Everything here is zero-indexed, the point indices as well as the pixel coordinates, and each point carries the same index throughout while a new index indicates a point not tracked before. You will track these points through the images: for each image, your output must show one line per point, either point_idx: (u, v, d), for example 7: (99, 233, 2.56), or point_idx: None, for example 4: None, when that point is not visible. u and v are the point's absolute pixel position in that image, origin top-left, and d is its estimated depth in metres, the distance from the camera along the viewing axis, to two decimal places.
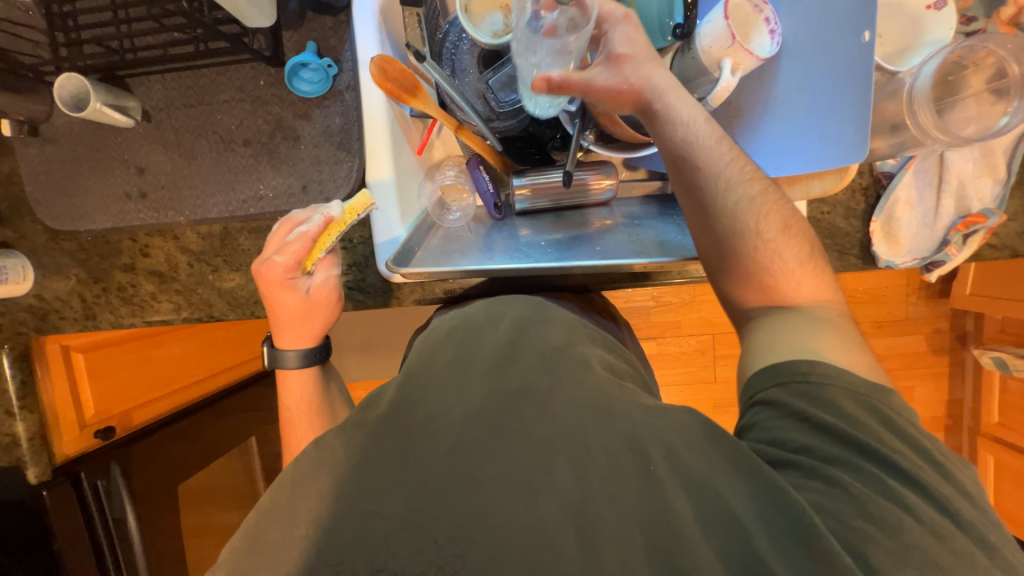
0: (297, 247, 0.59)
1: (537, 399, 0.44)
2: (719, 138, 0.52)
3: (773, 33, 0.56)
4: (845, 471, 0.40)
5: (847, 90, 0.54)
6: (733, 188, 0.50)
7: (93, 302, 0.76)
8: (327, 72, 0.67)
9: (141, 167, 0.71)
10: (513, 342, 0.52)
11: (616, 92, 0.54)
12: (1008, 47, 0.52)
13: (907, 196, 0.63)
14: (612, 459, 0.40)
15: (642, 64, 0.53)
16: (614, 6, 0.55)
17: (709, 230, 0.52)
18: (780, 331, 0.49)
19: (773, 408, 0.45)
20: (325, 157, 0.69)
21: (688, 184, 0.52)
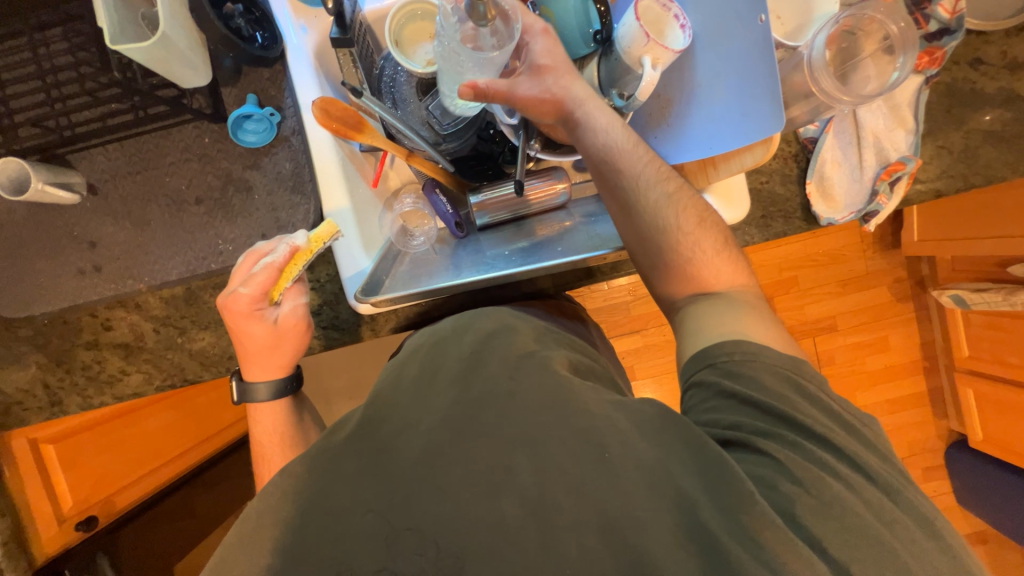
0: (263, 277, 0.59)
1: (504, 405, 0.46)
2: (636, 143, 0.55)
3: (684, 27, 0.60)
4: (771, 442, 0.43)
5: (759, 71, 0.58)
6: (652, 186, 0.53)
7: (57, 387, 0.73)
8: (270, 120, 0.68)
9: (92, 242, 0.70)
10: (479, 351, 0.53)
11: (538, 100, 0.56)
12: (882, 11, 0.57)
13: (832, 156, 0.68)
14: (572, 457, 0.42)
15: (560, 76, 0.56)
16: (535, 18, 0.57)
17: (633, 224, 0.54)
18: (709, 313, 0.51)
19: (704, 390, 0.48)
20: (280, 203, 0.70)
21: (612, 185, 0.55)
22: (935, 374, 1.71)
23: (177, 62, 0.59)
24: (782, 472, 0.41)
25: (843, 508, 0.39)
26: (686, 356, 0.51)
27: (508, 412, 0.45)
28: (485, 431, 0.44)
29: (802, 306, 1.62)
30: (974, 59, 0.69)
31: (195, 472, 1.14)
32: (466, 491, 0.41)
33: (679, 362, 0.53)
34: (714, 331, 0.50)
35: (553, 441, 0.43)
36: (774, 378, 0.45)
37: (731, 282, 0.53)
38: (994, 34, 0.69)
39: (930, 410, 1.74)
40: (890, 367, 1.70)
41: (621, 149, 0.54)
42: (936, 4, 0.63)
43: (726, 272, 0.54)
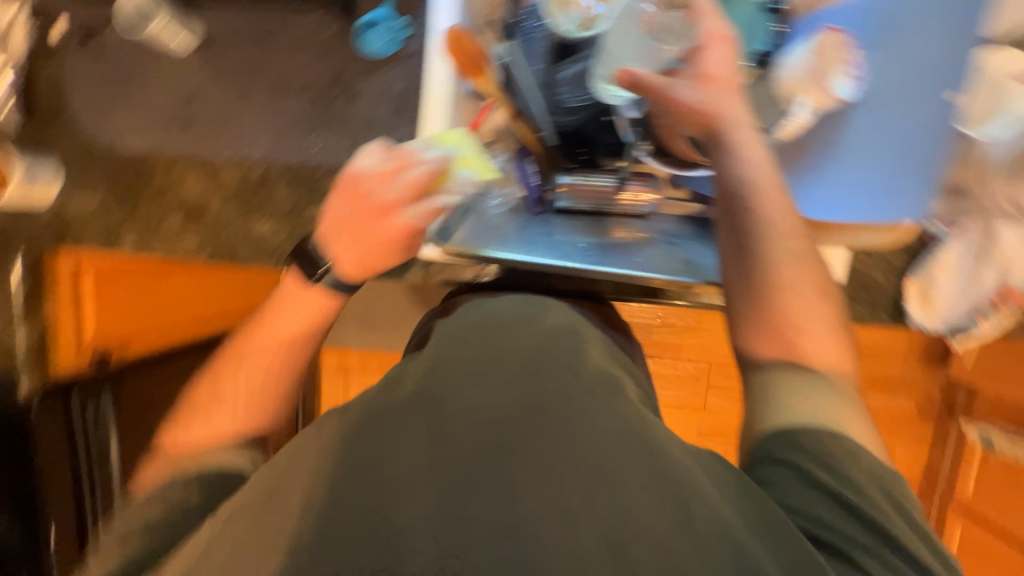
0: (422, 178, 0.55)
1: (570, 412, 0.44)
2: (779, 186, 0.52)
3: (854, 78, 0.55)
4: (864, 556, 0.39)
5: (920, 149, 0.55)
6: (782, 237, 0.50)
7: (116, 224, 0.75)
8: (398, 35, 0.66)
9: (189, 97, 0.70)
10: (546, 344, 0.50)
11: (691, 108, 0.53)
12: None
13: (950, 262, 0.63)
14: (641, 495, 0.39)
15: (721, 94, 0.53)
16: (722, 25, 0.54)
17: (748, 271, 0.50)
18: (813, 392, 0.46)
19: (792, 474, 0.43)
20: (379, 120, 0.68)
21: (738, 220, 0.50)
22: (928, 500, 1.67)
23: None
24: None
25: None
26: (763, 423, 0.46)
27: (569, 417, 0.43)
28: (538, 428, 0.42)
29: None
30: None
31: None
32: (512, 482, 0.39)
33: (757, 429, 0.47)
34: (808, 409, 0.45)
35: (617, 460, 0.41)
36: (867, 478, 0.42)
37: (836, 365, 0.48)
38: None
39: None
40: None
41: (761, 189, 0.51)
42: None
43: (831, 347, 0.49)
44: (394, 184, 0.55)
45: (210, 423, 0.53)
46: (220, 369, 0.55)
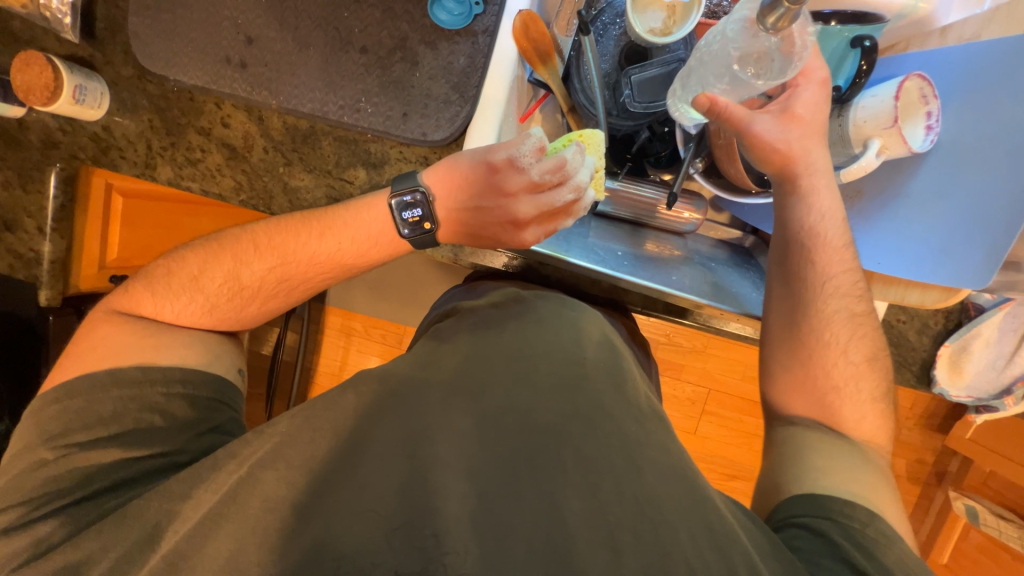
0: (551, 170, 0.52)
1: (604, 436, 0.39)
2: (843, 243, 0.52)
3: (930, 130, 0.54)
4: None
5: (1000, 215, 0.49)
6: (835, 293, 0.50)
7: (157, 152, 0.75)
8: (471, 9, 0.65)
9: (250, 37, 0.69)
10: (589, 358, 0.46)
11: (772, 147, 0.52)
12: None
13: (987, 334, 0.62)
14: (668, 547, 0.34)
15: (809, 133, 0.52)
16: (822, 64, 0.52)
17: (795, 315, 0.51)
18: (839, 458, 0.45)
19: (823, 544, 0.40)
20: (435, 93, 0.67)
21: (791, 268, 0.52)
22: None
23: None
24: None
25: None
26: (788, 484, 0.45)
27: (605, 441, 0.39)
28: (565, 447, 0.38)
29: None
30: None
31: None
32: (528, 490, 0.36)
33: (788, 494, 0.45)
34: (844, 481, 0.43)
35: (643, 494, 0.37)
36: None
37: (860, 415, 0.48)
38: None
39: None
40: None
41: (823, 242, 0.51)
42: None
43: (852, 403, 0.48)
44: (533, 205, 0.54)
45: (197, 299, 0.52)
46: (203, 265, 0.53)
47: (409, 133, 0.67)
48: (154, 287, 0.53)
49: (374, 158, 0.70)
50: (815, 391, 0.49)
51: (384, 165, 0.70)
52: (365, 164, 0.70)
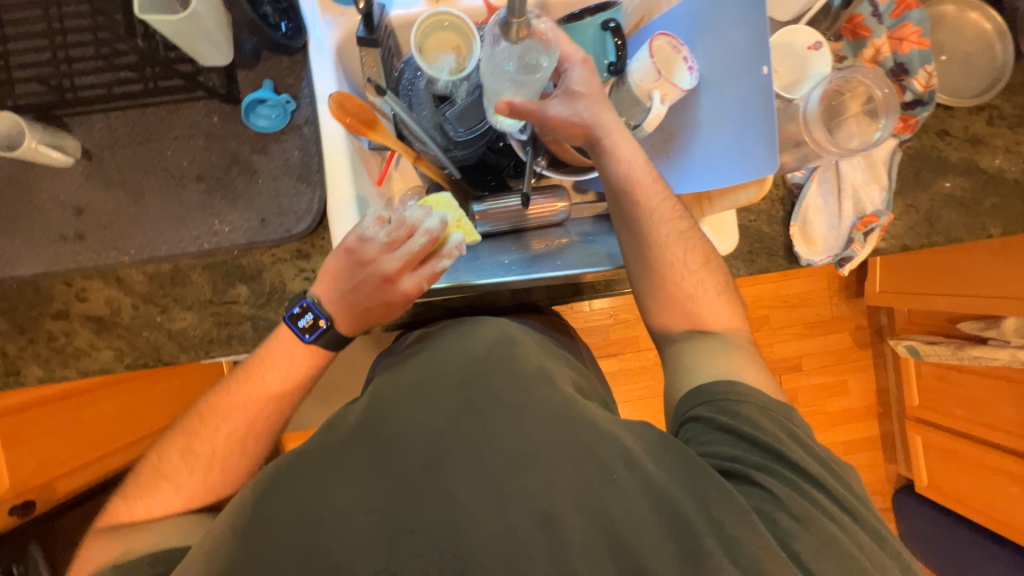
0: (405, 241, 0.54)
1: (508, 414, 0.50)
2: (654, 177, 0.60)
3: (692, 69, 0.65)
4: (773, 479, 0.46)
5: (758, 115, 0.60)
6: (664, 221, 0.59)
7: (15, 356, 0.69)
8: (285, 108, 0.68)
9: (80, 208, 0.68)
10: (483, 354, 0.56)
11: (568, 123, 0.60)
12: (871, 76, 0.64)
13: (816, 203, 0.73)
14: (577, 470, 0.46)
15: (592, 103, 0.60)
16: (576, 47, 0.61)
17: (643, 253, 0.59)
18: (698, 353, 0.57)
19: (703, 425, 0.52)
20: (284, 190, 0.69)
21: (626, 214, 0.59)
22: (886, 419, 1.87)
23: (202, 39, 0.56)
24: (774, 505, 0.45)
25: (833, 541, 0.43)
26: (679, 391, 0.56)
27: (510, 421, 0.49)
28: (476, 437, 0.48)
29: (771, 343, 1.78)
30: (941, 129, 0.76)
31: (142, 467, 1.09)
32: (472, 494, 0.45)
33: (675, 399, 0.57)
34: (703, 370, 0.55)
35: (546, 448, 0.48)
36: (765, 416, 0.50)
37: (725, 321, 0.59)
38: (959, 110, 0.76)
39: (880, 453, 1.88)
40: (845, 409, 1.85)
41: (642, 185, 0.59)
42: (912, 77, 0.69)
43: (710, 308, 0.59)
44: (396, 259, 0.54)
45: (175, 494, 0.52)
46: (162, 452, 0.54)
47: (272, 235, 0.68)
48: (125, 497, 0.53)
49: (248, 271, 0.70)
50: (683, 310, 0.59)
51: (262, 273, 0.70)
52: (243, 281, 0.70)
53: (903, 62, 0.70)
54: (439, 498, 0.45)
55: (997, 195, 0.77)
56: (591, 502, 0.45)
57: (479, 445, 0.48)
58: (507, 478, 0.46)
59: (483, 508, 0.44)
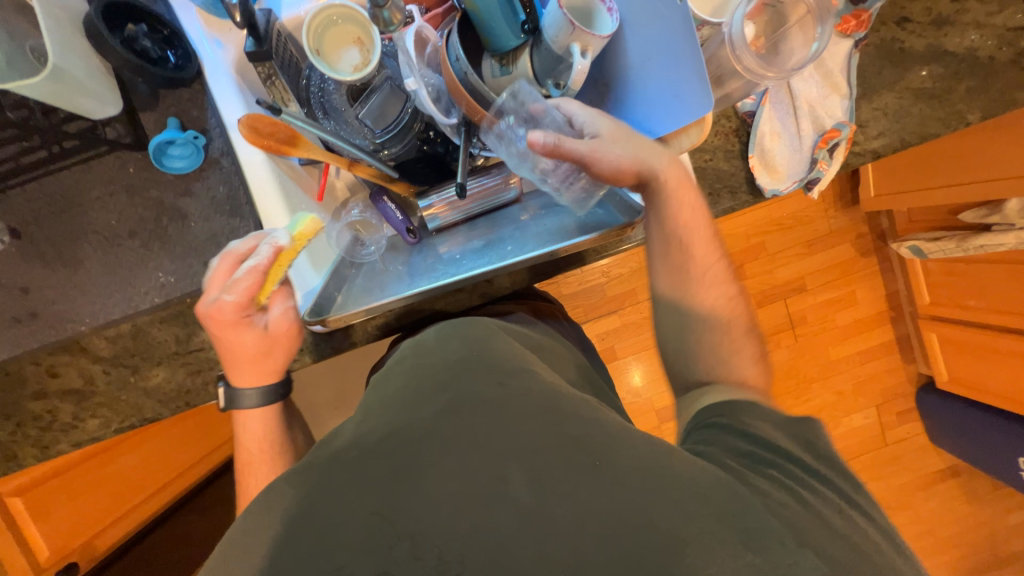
0: (248, 283, 0.56)
1: (487, 407, 0.52)
2: (709, 244, 0.63)
3: (611, 10, 0.60)
4: (779, 473, 0.48)
5: (683, 48, 0.56)
6: (712, 284, 0.63)
7: (9, 442, 0.71)
8: (195, 144, 0.65)
9: (24, 287, 0.66)
10: (461, 357, 0.61)
11: (612, 170, 0.58)
12: None
13: (771, 128, 0.68)
14: (564, 458, 0.47)
15: (623, 144, 0.58)
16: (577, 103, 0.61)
17: (683, 287, 0.63)
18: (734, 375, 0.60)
19: (719, 432, 0.54)
20: (219, 228, 0.67)
21: (676, 272, 0.63)
22: (899, 321, 1.88)
23: (79, 93, 0.53)
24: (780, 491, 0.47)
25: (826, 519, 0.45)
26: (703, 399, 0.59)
27: (488, 414, 0.51)
28: (452, 433, 0.49)
29: (771, 270, 1.78)
30: (901, 17, 0.69)
31: (184, 502, 1.14)
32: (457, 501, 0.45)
33: (694, 409, 0.59)
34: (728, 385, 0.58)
35: (536, 441, 0.48)
36: (781, 427, 0.53)
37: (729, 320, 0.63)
38: None
39: (898, 356, 1.90)
40: (857, 320, 1.86)
41: (693, 241, 0.62)
42: None
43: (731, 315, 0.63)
44: (233, 293, 0.57)
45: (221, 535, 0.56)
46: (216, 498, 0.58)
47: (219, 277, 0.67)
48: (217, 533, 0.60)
49: None
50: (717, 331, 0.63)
51: None
52: (203, 326, 0.70)
53: None
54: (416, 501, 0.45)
55: (974, 78, 0.70)
56: (572, 483, 0.45)
57: (456, 442, 0.48)
58: (482, 468, 0.46)
59: (468, 509, 0.44)
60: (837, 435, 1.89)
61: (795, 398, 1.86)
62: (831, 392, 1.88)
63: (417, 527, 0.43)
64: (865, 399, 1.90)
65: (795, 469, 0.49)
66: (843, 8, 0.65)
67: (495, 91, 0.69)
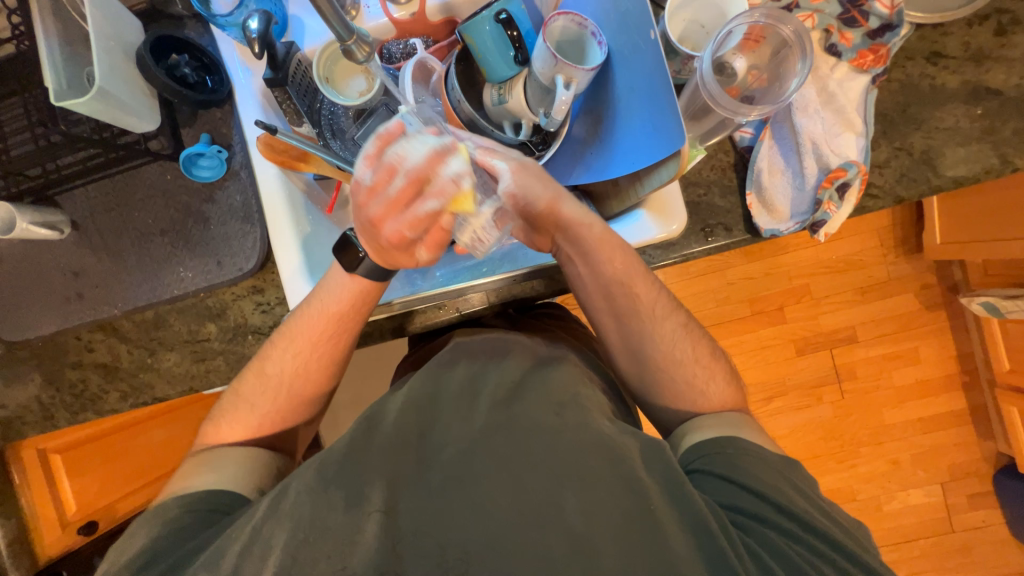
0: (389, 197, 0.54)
1: (543, 434, 0.57)
2: (633, 279, 0.66)
3: (602, 44, 0.62)
4: (768, 526, 0.53)
5: (660, 86, 0.59)
6: (651, 321, 0.68)
7: (50, 404, 0.81)
8: (220, 157, 0.73)
9: (76, 272, 0.77)
10: (521, 384, 0.64)
11: (537, 211, 0.63)
12: (771, 14, 0.54)
13: (771, 165, 0.65)
14: (615, 496, 0.52)
15: (540, 187, 0.62)
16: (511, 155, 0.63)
17: (630, 328, 0.69)
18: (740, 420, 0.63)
19: (702, 475, 0.59)
20: (233, 232, 0.75)
21: (617, 311, 0.69)
22: (973, 388, 1.64)
23: (124, 111, 0.61)
24: (781, 561, 0.50)
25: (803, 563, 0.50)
26: (713, 437, 0.62)
27: (546, 442, 0.56)
28: (507, 449, 0.55)
29: (816, 315, 1.64)
30: (933, 52, 0.63)
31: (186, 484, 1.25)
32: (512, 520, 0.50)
33: (697, 441, 0.63)
34: (715, 424, 0.63)
35: (590, 471, 0.53)
36: (765, 468, 0.57)
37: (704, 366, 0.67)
38: (952, 24, 0.63)
39: (972, 428, 1.65)
40: (919, 381, 1.65)
41: (629, 275, 0.66)
42: (874, 0, 0.60)
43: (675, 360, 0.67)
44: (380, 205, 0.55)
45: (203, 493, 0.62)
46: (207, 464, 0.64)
47: (227, 276, 0.74)
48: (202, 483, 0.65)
49: (215, 310, 0.77)
50: None
51: (225, 311, 0.77)
52: (211, 319, 0.77)
53: None
54: (471, 511, 0.51)
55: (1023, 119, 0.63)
56: (616, 518, 0.50)
57: (512, 462, 0.54)
58: (539, 495, 0.52)
59: (518, 524, 0.50)
60: (890, 510, 1.66)
61: (839, 461, 1.66)
62: (884, 459, 1.66)
63: (472, 532, 0.49)
64: (927, 473, 1.65)
65: (767, 512, 0.54)
66: (859, 43, 0.61)
67: (493, 119, 0.72)
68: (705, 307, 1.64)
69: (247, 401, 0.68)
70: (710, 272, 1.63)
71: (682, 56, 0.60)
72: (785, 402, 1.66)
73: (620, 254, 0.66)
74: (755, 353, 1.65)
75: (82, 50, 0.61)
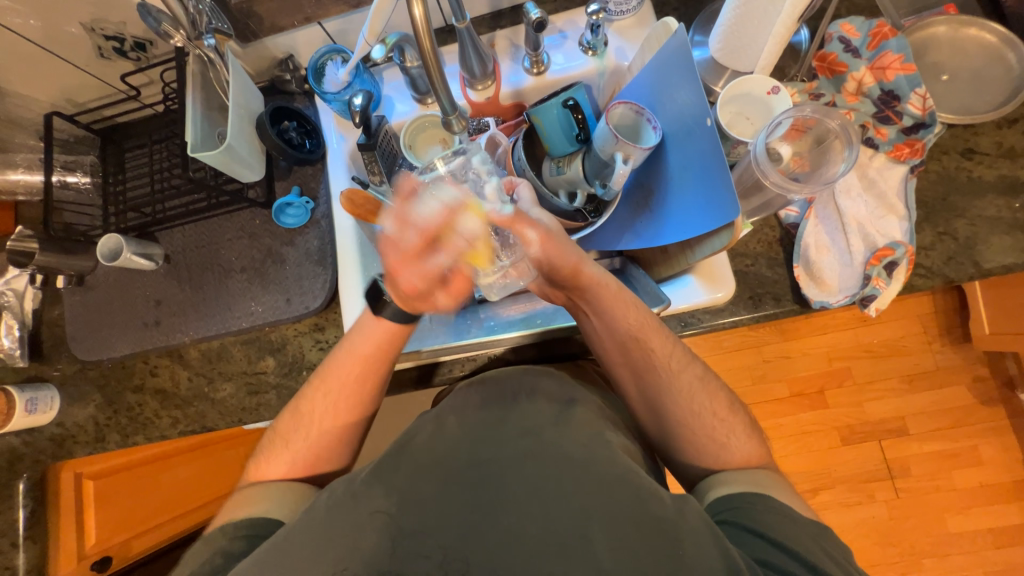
0: (411, 240, 0.53)
1: (563, 464, 0.55)
2: (648, 333, 0.66)
3: (655, 127, 0.69)
4: None
5: (715, 167, 0.62)
6: (691, 400, 0.65)
7: (104, 425, 0.84)
8: (306, 208, 0.82)
9: (158, 300, 0.84)
10: (544, 415, 0.62)
11: (561, 272, 0.63)
12: (819, 110, 0.61)
13: (818, 242, 0.68)
14: (645, 541, 0.50)
15: (567, 253, 0.61)
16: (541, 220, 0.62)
17: (652, 388, 0.67)
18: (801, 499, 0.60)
19: (729, 527, 0.55)
20: (305, 273, 0.81)
21: (653, 377, 0.67)
22: None
23: (238, 163, 0.74)
24: None
25: None
26: (744, 487, 0.58)
27: (567, 477, 0.54)
28: (532, 478, 0.54)
29: (861, 402, 1.56)
30: (966, 148, 0.69)
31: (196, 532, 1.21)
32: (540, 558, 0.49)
33: (720, 492, 0.60)
34: (740, 478, 0.60)
35: (611, 509, 0.52)
36: (806, 532, 0.53)
37: (758, 437, 0.65)
38: (983, 125, 0.69)
39: None
40: (984, 486, 1.50)
41: (647, 330, 0.65)
42: (906, 102, 0.66)
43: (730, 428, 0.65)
44: (396, 252, 0.54)
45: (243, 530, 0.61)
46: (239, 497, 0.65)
47: (295, 312, 0.79)
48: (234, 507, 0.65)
49: (276, 344, 0.81)
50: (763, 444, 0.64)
51: (286, 345, 0.81)
52: (271, 353, 0.81)
53: (892, 90, 0.67)
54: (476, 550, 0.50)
55: None
56: (643, 559, 0.49)
57: (535, 492, 0.53)
58: (567, 527, 0.51)
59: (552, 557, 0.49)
60: None
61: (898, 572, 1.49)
62: None
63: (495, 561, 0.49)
64: None
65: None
66: (895, 137, 0.67)
67: (550, 186, 0.80)
68: (743, 385, 1.58)
69: (293, 439, 0.68)
70: (745, 347, 1.59)
71: (731, 140, 0.67)
72: (833, 496, 1.53)
73: (631, 307, 0.65)
74: (795, 439, 1.56)
75: (216, 116, 0.74)
